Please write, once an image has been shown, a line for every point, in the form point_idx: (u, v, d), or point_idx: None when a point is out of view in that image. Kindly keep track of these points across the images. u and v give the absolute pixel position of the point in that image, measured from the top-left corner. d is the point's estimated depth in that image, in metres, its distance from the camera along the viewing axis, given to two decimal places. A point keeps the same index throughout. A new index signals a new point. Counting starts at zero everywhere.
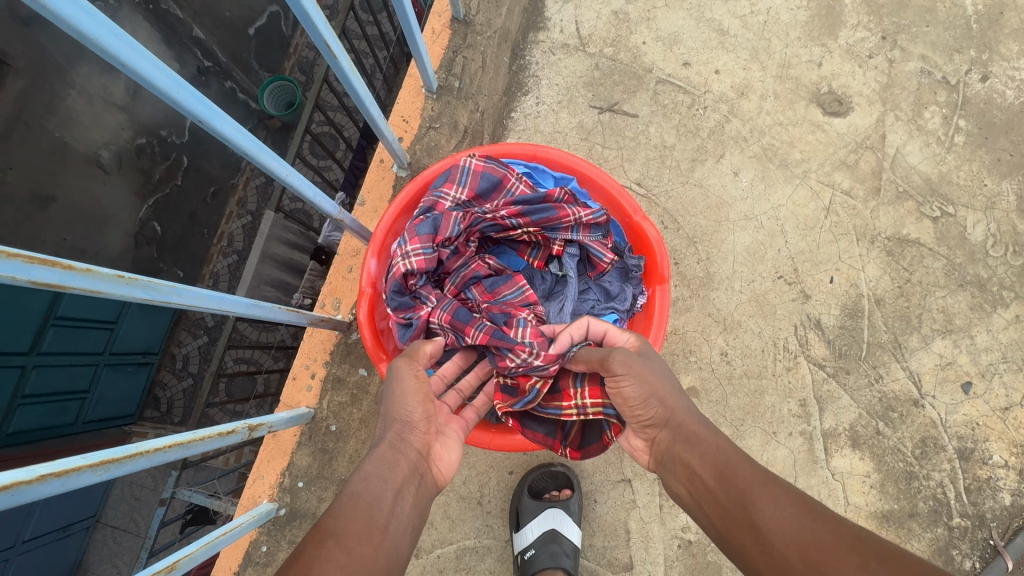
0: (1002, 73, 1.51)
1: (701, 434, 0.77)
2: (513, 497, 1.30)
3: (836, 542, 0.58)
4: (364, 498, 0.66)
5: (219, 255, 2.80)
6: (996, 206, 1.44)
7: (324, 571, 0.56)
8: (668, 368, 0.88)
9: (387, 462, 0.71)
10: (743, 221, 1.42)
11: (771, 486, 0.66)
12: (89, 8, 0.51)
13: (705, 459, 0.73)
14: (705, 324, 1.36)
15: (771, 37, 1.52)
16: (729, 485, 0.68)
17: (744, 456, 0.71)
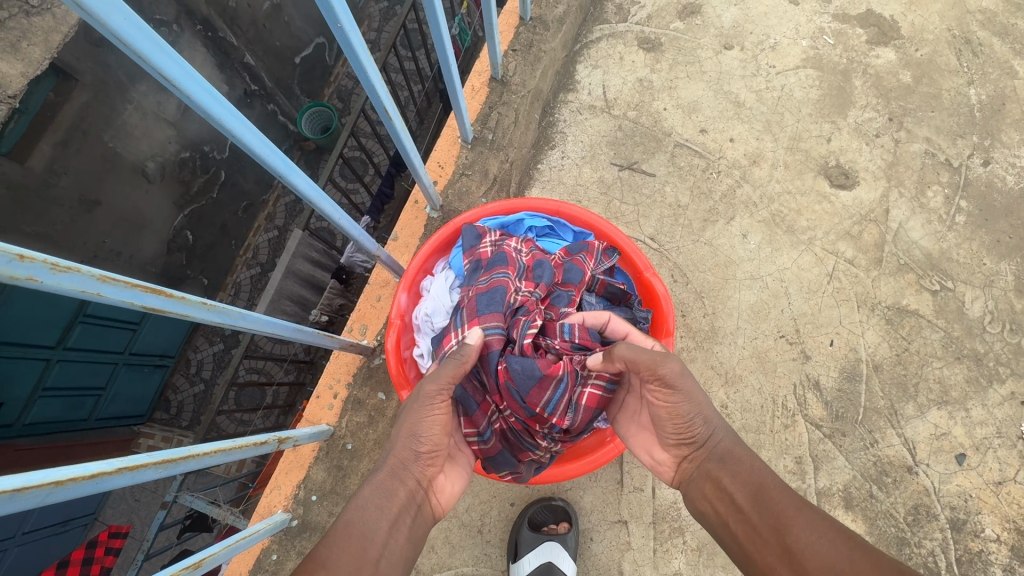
0: (1004, 160, 1.60)
1: (737, 456, 0.83)
2: (513, 527, 1.35)
3: (873, 567, 0.63)
4: (358, 530, 0.73)
5: (243, 266, 3.24)
6: (994, 284, 1.50)
7: None
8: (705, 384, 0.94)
9: (386, 493, 0.79)
10: (749, 280, 1.50)
11: (804, 512, 0.72)
12: (218, 96, 0.68)
13: (739, 480, 0.80)
14: (708, 376, 1.43)
15: (784, 111, 1.64)
16: (765, 507, 0.74)
17: (780, 482, 0.77)
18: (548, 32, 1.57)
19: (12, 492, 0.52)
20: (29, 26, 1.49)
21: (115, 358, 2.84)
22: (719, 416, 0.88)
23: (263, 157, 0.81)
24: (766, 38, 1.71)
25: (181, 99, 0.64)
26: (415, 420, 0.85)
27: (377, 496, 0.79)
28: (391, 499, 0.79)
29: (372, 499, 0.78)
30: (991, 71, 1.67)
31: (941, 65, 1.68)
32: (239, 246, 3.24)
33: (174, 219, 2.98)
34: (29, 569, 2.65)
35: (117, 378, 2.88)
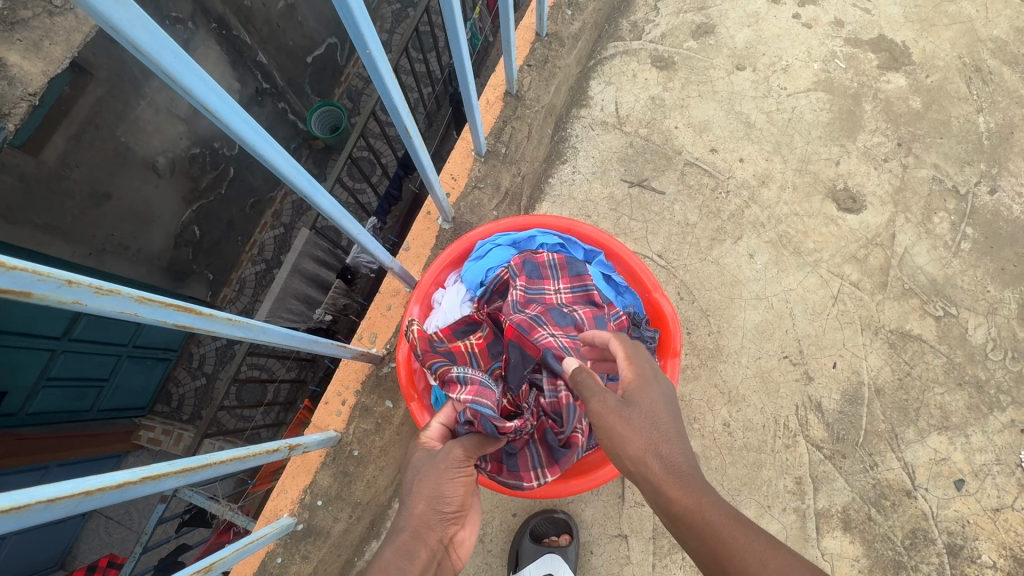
0: (1010, 189, 1.61)
1: (683, 501, 0.65)
2: (514, 538, 1.37)
3: None
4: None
5: (248, 262, 3.34)
6: (997, 312, 1.52)
7: None
8: (651, 410, 0.74)
9: (407, 553, 0.71)
10: (754, 300, 1.52)
11: (771, 565, 0.58)
12: (250, 121, 0.71)
13: (697, 532, 0.63)
14: (711, 395, 1.44)
15: (794, 133, 1.66)
16: (729, 567, 0.60)
17: (740, 528, 0.62)
18: (563, 48, 1.60)
19: (47, 501, 0.54)
20: (52, 26, 1.47)
21: (118, 350, 2.87)
22: (668, 444, 0.71)
23: (291, 178, 0.85)
24: (779, 60, 1.73)
25: (219, 127, 0.69)
26: (435, 477, 0.80)
27: (398, 557, 0.70)
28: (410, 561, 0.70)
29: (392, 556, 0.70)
30: (1000, 100, 1.69)
31: (951, 92, 1.69)
32: (245, 242, 3.34)
33: (182, 214, 3.03)
34: (27, 560, 2.67)
35: (120, 370, 2.91)
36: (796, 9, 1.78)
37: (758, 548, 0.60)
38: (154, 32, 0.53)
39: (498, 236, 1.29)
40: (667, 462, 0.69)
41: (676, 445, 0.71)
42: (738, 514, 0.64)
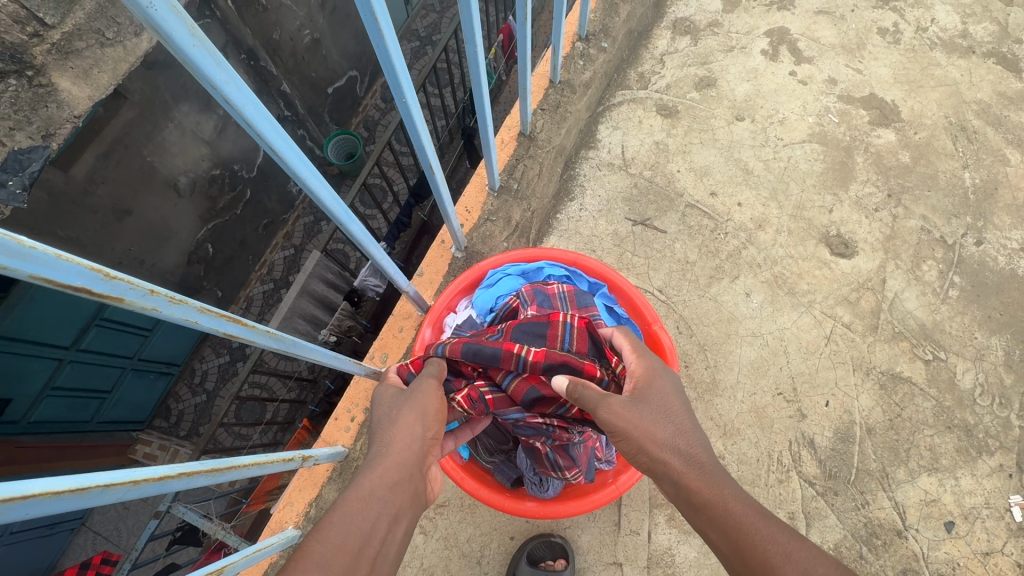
0: (995, 242, 1.70)
1: (705, 494, 0.66)
2: (512, 562, 1.39)
3: None
4: (357, 523, 0.64)
5: (257, 281, 3.52)
6: (984, 358, 1.58)
7: None
8: (678, 402, 0.81)
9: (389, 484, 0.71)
10: (750, 337, 1.58)
11: (800, 561, 0.57)
12: (305, 159, 0.81)
13: (719, 525, 0.63)
14: (707, 428, 1.49)
15: (790, 181, 1.75)
16: (755, 564, 0.59)
17: (764, 520, 0.62)
18: (574, 94, 1.71)
19: (104, 486, 0.59)
20: (103, 57, 1.51)
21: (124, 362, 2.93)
22: (674, 441, 0.73)
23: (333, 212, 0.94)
24: (776, 113, 1.85)
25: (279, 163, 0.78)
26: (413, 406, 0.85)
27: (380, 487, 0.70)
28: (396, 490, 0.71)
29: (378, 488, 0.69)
30: (985, 157, 1.79)
31: (938, 149, 1.80)
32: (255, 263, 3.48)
33: (198, 232, 3.17)
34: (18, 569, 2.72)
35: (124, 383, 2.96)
36: (792, 67, 1.91)
37: (777, 536, 0.60)
38: (242, 87, 0.63)
39: (507, 266, 1.37)
40: (682, 445, 0.73)
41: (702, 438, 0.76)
42: (759, 505, 0.64)
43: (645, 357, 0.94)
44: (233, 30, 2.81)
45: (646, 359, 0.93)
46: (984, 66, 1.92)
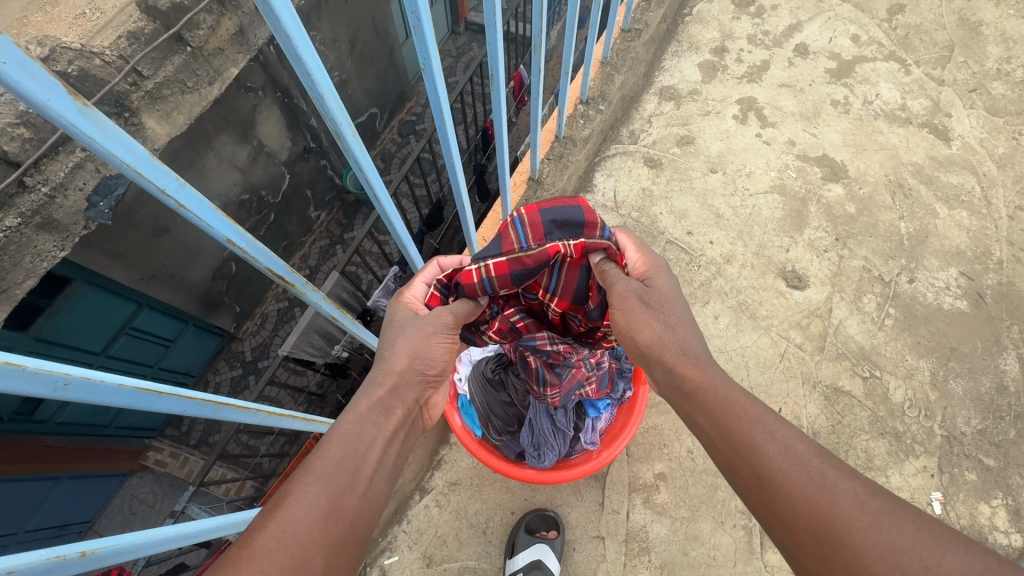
0: (926, 281, 2.03)
1: (697, 381, 0.91)
2: (511, 532, 1.66)
3: (840, 494, 0.73)
4: (353, 444, 0.84)
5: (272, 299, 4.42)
6: (913, 377, 1.88)
7: (296, 501, 0.73)
8: (678, 305, 1.02)
9: (383, 412, 0.91)
10: (717, 352, 1.89)
11: (773, 437, 0.81)
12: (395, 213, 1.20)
13: (707, 409, 0.87)
14: (679, 427, 1.78)
15: (753, 225, 2.10)
16: (735, 438, 0.83)
17: (752, 405, 0.85)
18: (575, 147, 2.07)
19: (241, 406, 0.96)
20: (181, 100, 2.07)
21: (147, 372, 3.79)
22: (666, 333, 0.98)
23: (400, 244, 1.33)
24: (744, 167, 2.21)
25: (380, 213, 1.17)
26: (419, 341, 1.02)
27: (375, 415, 0.90)
28: (391, 413, 0.92)
29: (371, 412, 0.90)
30: (918, 211, 2.14)
31: (879, 202, 2.15)
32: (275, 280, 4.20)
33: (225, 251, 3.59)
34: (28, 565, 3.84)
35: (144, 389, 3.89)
36: (758, 130, 2.28)
37: (761, 417, 0.84)
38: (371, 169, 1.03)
39: None
40: (677, 338, 0.97)
41: (693, 333, 0.99)
42: (741, 388, 0.88)
43: (647, 255, 1.14)
44: (272, 72, 3.25)
45: (649, 257, 1.13)
46: (920, 134, 2.29)
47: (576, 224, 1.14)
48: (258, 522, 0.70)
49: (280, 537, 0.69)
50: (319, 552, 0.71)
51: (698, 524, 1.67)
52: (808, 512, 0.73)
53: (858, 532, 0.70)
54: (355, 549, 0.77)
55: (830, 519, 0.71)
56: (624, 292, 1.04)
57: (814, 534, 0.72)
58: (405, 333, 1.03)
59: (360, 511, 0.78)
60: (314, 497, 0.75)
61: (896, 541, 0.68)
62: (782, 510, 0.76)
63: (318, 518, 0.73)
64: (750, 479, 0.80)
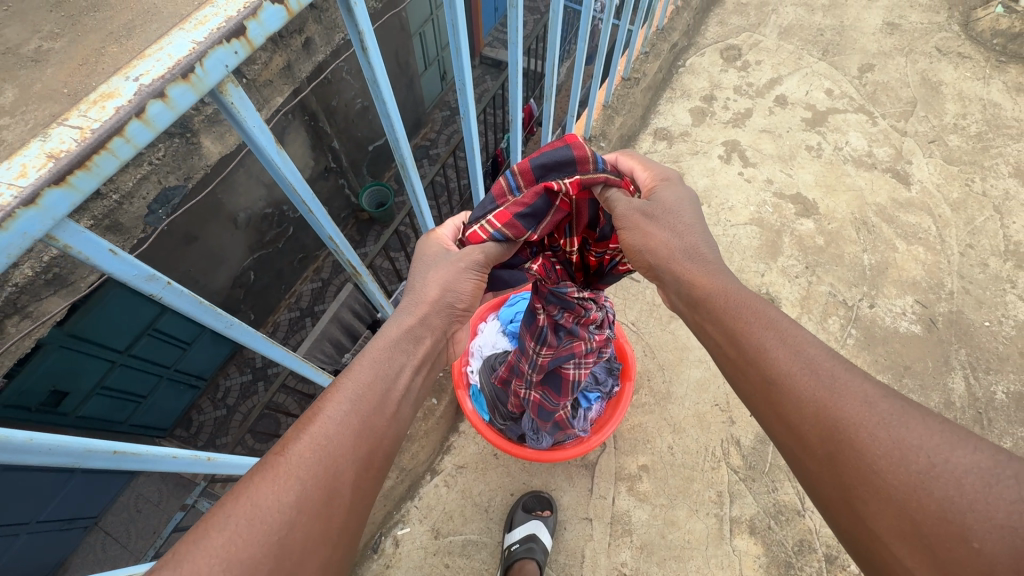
0: (884, 306, 2.29)
1: (704, 290, 0.97)
2: (510, 510, 1.88)
3: (847, 393, 0.76)
4: (384, 368, 0.93)
5: (285, 308, 4.65)
6: None
7: (332, 412, 0.82)
8: (685, 215, 1.11)
9: (412, 340, 1.00)
10: (698, 361, 2.14)
11: (782, 342, 0.85)
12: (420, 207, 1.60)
13: (716, 317, 0.93)
14: (661, 426, 2.02)
15: (733, 252, 2.38)
16: (743, 341, 0.88)
17: (765, 310, 0.91)
18: None
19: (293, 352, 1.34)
20: None
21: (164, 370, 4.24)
22: (676, 244, 1.05)
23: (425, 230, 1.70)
24: (727, 201, 2.50)
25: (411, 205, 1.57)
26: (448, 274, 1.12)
27: (405, 342, 0.99)
28: (416, 347, 1.00)
29: (402, 341, 0.98)
30: (880, 245, 2.42)
31: (845, 236, 2.43)
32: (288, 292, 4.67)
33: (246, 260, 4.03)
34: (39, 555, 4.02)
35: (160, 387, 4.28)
36: (741, 169, 2.59)
37: (773, 324, 0.88)
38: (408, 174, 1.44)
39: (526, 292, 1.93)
40: (684, 245, 1.04)
41: (704, 241, 1.06)
42: (750, 294, 0.94)
43: (651, 170, 1.26)
44: (303, 98, 3.59)
45: (654, 173, 1.25)
46: (883, 178, 2.59)
47: (568, 163, 1.23)
48: (295, 433, 0.79)
49: (316, 445, 0.78)
50: (350, 462, 0.80)
51: (676, 511, 1.90)
52: (816, 413, 0.77)
53: (863, 431, 0.73)
54: (382, 463, 0.85)
55: (835, 420, 0.75)
56: (625, 212, 1.12)
57: (819, 438, 0.76)
58: (438, 266, 1.15)
59: (386, 432, 0.86)
60: (347, 414, 0.83)
61: (904, 440, 0.70)
62: (788, 415, 0.80)
63: (348, 432, 0.82)
64: (755, 384, 0.85)
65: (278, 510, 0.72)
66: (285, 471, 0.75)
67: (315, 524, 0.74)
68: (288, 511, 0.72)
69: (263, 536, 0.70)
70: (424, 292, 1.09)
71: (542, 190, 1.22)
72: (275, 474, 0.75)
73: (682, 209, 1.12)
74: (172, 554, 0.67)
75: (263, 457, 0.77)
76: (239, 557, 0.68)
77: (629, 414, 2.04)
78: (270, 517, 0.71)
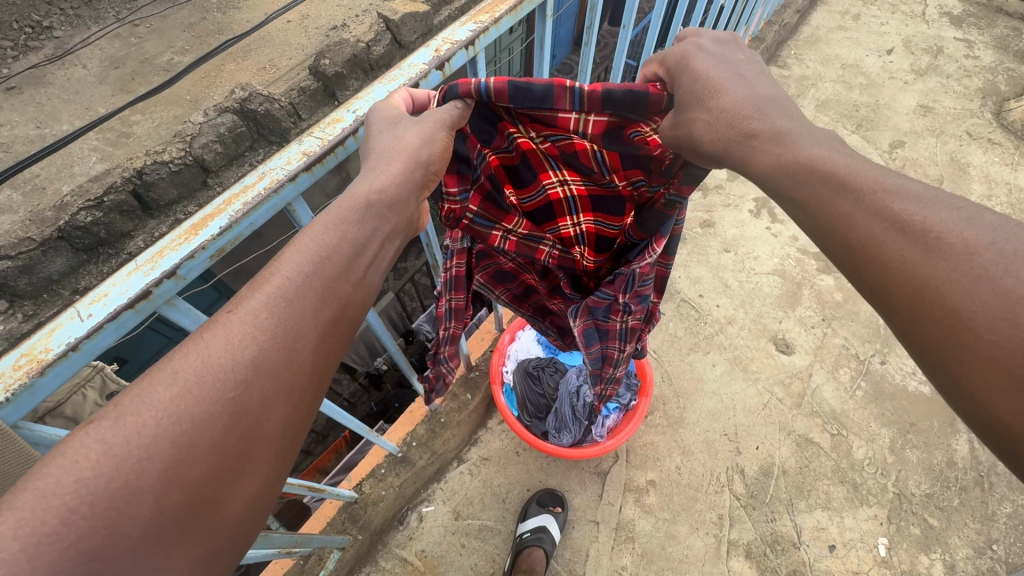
0: (896, 364, 2.42)
1: (769, 166, 0.89)
2: (524, 504, 2.07)
3: (938, 250, 0.70)
4: (351, 232, 0.90)
5: None
6: (876, 441, 2.24)
7: (286, 273, 0.82)
8: (719, 79, 0.97)
9: (387, 205, 0.95)
10: (711, 392, 2.32)
11: (863, 203, 0.78)
12: None
13: (785, 193, 0.87)
14: (671, 447, 2.20)
15: (754, 297, 2.57)
16: (818, 212, 0.82)
17: (838, 168, 0.83)
18: None
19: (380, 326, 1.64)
20: None
21: None
22: (735, 124, 0.93)
23: None
24: (753, 251, 2.71)
25: None
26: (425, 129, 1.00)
27: (376, 206, 0.94)
28: (389, 213, 0.95)
29: (376, 205, 0.94)
30: None
31: None
32: None
33: None
34: None
35: None
36: (768, 224, 2.80)
37: (847, 186, 0.80)
38: None
39: None
40: (736, 121, 0.93)
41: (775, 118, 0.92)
42: (824, 155, 0.85)
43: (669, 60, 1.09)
44: None
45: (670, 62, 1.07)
46: None
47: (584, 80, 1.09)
48: (250, 294, 0.79)
49: (272, 305, 0.78)
50: (312, 326, 0.80)
51: (678, 525, 2.05)
52: (906, 273, 0.72)
53: (956, 287, 0.68)
54: (349, 326, 0.86)
55: (925, 279, 0.70)
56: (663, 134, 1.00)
57: (905, 297, 0.73)
58: (410, 119, 1.01)
59: (351, 295, 0.87)
60: (309, 276, 0.83)
61: (1003, 289, 0.65)
62: (876, 277, 0.77)
63: (310, 294, 0.82)
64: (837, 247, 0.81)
65: (229, 366, 0.72)
66: (238, 329, 0.75)
67: (274, 384, 0.75)
68: (242, 370, 0.73)
69: (213, 389, 0.70)
70: (401, 140, 0.98)
71: (552, 80, 0.99)
72: (226, 334, 0.75)
73: (754, 83, 0.99)
74: (116, 406, 0.67)
75: (213, 317, 0.77)
76: (190, 410, 0.68)
77: (643, 432, 2.21)
78: (223, 372, 0.72)
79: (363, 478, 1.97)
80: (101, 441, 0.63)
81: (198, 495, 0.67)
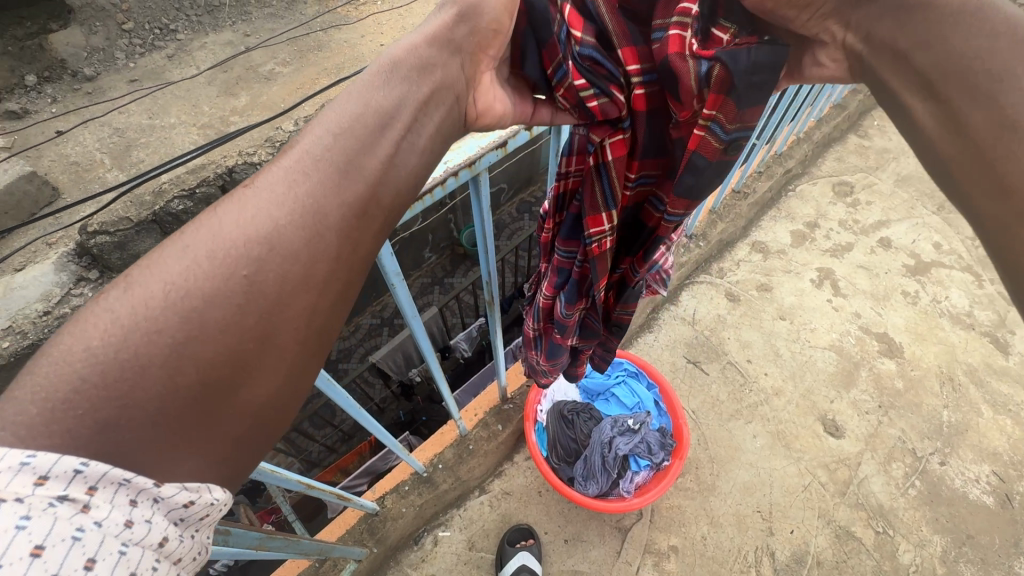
0: (957, 468, 2.24)
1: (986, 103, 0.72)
2: (499, 543, 2.07)
3: None
4: (382, 101, 0.77)
5: None
6: (924, 547, 2.08)
7: (308, 142, 0.72)
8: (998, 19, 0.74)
9: (425, 64, 0.83)
10: (748, 464, 2.23)
11: None
12: None
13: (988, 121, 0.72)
14: (699, 514, 2.12)
15: (805, 371, 2.47)
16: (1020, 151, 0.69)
17: None
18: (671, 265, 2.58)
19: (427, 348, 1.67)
20: None
21: None
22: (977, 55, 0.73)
23: None
24: (810, 322, 2.61)
25: None
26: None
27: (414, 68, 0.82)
28: (423, 77, 0.82)
29: (405, 66, 0.81)
30: (963, 405, 2.40)
31: (926, 387, 2.44)
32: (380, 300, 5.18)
33: None
34: None
35: None
36: (830, 296, 2.70)
37: None
38: None
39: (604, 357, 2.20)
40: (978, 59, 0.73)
41: (907, 69, 0.79)
42: None
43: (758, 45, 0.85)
44: None
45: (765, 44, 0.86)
46: (979, 341, 2.58)
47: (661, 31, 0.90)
48: (270, 167, 0.72)
49: (290, 177, 0.69)
50: (334, 206, 0.69)
51: None
52: None
53: None
54: (377, 206, 0.73)
55: None
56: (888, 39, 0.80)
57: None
58: None
59: (380, 173, 0.73)
60: (331, 147, 0.72)
61: None
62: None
63: (331, 168, 0.71)
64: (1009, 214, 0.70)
65: (240, 241, 0.64)
66: (252, 204, 0.68)
67: (288, 265, 0.66)
68: (248, 244, 0.64)
69: (226, 263, 0.63)
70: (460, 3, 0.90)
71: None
72: (241, 205, 0.67)
73: None
74: (127, 278, 0.62)
75: (233, 192, 0.70)
76: (198, 282, 0.62)
77: (671, 493, 2.14)
78: (233, 249, 0.64)
79: (386, 493, 2.00)
80: (107, 309, 0.59)
81: (214, 377, 0.61)
